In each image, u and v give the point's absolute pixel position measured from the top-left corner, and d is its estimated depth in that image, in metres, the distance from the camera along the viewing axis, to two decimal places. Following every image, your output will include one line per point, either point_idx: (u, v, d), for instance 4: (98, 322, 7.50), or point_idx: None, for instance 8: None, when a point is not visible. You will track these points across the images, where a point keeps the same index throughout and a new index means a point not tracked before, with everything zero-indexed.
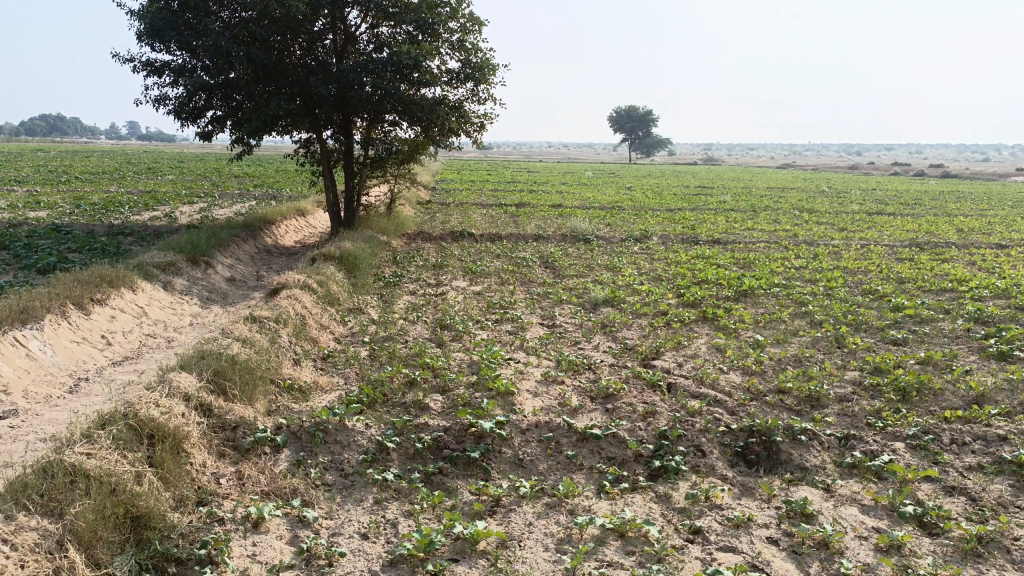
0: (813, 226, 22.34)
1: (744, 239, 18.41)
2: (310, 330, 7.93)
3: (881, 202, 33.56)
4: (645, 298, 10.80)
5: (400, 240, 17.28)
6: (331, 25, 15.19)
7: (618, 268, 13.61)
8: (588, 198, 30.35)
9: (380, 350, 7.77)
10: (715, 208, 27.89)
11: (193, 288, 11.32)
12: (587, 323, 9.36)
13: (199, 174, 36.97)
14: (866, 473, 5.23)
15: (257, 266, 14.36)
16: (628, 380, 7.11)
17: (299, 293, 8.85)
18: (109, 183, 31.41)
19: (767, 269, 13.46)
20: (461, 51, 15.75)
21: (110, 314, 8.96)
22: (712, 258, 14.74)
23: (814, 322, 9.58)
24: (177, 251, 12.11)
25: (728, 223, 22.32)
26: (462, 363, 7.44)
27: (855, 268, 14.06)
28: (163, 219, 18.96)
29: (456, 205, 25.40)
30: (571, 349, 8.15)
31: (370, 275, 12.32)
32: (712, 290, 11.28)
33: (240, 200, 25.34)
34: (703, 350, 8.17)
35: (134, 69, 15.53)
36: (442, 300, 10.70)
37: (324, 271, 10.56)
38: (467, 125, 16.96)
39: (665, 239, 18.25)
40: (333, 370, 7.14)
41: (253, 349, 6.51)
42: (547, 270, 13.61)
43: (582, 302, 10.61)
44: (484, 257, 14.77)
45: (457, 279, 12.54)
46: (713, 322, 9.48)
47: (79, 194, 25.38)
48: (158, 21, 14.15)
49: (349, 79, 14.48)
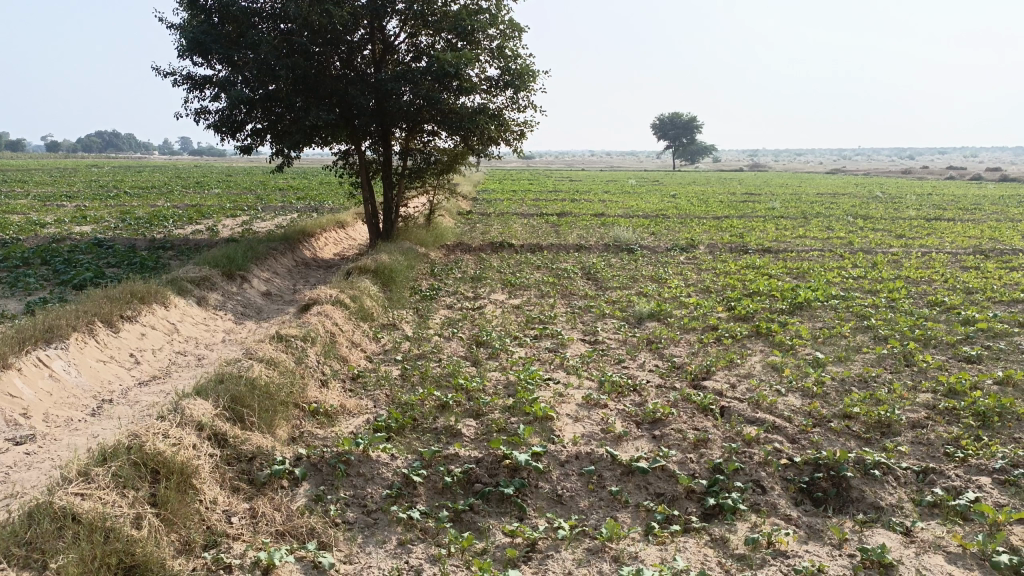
0: (868, 233, 21.41)
1: (795, 248, 17.65)
2: (339, 348, 7.59)
3: (937, 208, 32.19)
4: (692, 312, 10.24)
5: (439, 251, 16.96)
6: (370, 35, 14.98)
7: (663, 279, 13.05)
8: (632, 207, 29.80)
9: (412, 370, 7.38)
10: (764, 216, 27.08)
11: (227, 303, 11.12)
12: (631, 339, 8.85)
13: (245, 187, 37.42)
14: (950, 514, 4.62)
15: (294, 279, 14.15)
16: (676, 404, 6.58)
17: (330, 309, 8.52)
18: (157, 198, 31.86)
19: (823, 279, 12.76)
20: (501, 58, 15.39)
21: (139, 331, 8.77)
22: (763, 268, 14.09)
23: (877, 337, 8.92)
24: (213, 265, 11.93)
25: (779, 231, 21.53)
26: (498, 384, 7.01)
27: (918, 278, 13.26)
28: (204, 233, 18.97)
29: (497, 215, 25.09)
30: (615, 368, 7.65)
31: (406, 288, 11.99)
32: (765, 302, 10.66)
33: (282, 212, 25.39)
34: (757, 369, 7.60)
35: (175, 83, 15.56)
36: (480, 315, 10.29)
37: (358, 285, 10.24)
38: (507, 134, 16.59)
39: (712, 248, 17.60)
40: (362, 392, 6.77)
41: (277, 371, 6.17)
42: (590, 282, 13.11)
43: (625, 316, 10.10)
44: (524, 269, 14.35)
45: (495, 292, 12.14)
46: (767, 338, 8.89)
47: (126, 209, 25.70)
48: (198, 35, 14.09)
49: (387, 89, 14.26)
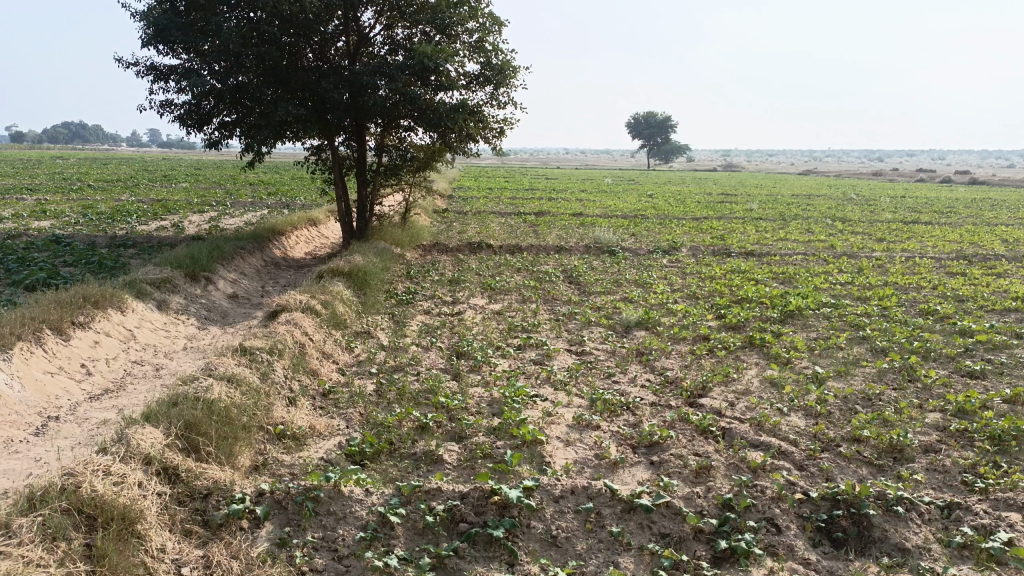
0: (849, 236, 21.25)
1: (778, 251, 17.37)
2: (309, 361, 7.03)
3: (913, 210, 32.28)
4: (681, 320, 9.82)
5: (415, 252, 16.39)
6: (344, 26, 14.37)
7: (648, 284, 12.63)
8: (610, 206, 29.48)
9: (388, 385, 6.84)
10: (744, 217, 26.91)
11: (190, 306, 10.47)
12: (620, 350, 8.38)
13: (214, 182, 36.46)
14: (982, 557, 4.23)
15: (263, 280, 13.53)
16: (673, 425, 6.13)
17: (300, 316, 7.94)
18: (122, 191, 30.83)
19: (812, 285, 12.44)
20: (480, 52, 14.85)
21: (93, 339, 8.13)
22: (749, 273, 13.75)
23: (875, 350, 8.57)
24: (175, 265, 11.25)
25: (760, 233, 21.26)
26: (481, 402, 6.49)
27: (907, 285, 13.00)
28: (168, 230, 18.17)
29: (474, 213, 24.55)
30: (605, 383, 7.18)
31: (381, 291, 11.42)
32: (755, 310, 10.27)
33: (252, 208, 24.61)
34: (755, 385, 7.17)
35: (139, 73, 14.84)
36: (459, 321, 9.77)
37: (330, 289, 9.66)
38: (486, 131, 16.06)
39: (695, 251, 17.25)
40: (333, 411, 6.21)
41: (239, 391, 5.60)
42: (572, 286, 12.65)
43: (612, 324, 9.64)
44: (503, 271, 13.86)
45: (475, 296, 11.63)
46: (761, 349, 8.49)
47: (88, 203, 24.72)
48: (162, 22, 13.37)
49: (363, 82, 13.68)
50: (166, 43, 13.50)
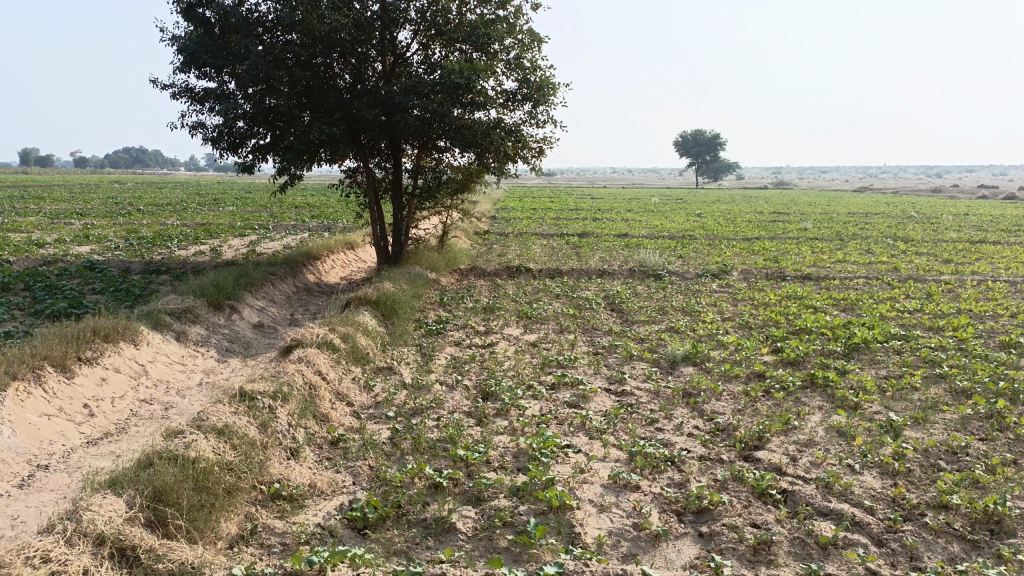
0: (912, 258, 19.98)
1: (837, 274, 16.30)
2: (319, 406, 6.40)
3: (980, 228, 30.52)
4: (732, 355, 8.95)
5: (452, 277, 15.80)
6: (380, 46, 13.92)
7: (696, 312, 11.76)
8: (657, 226, 28.56)
9: (403, 433, 6.16)
10: (799, 237, 25.80)
11: (211, 337, 9.97)
12: (664, 391, 7.56)
13: (259, 205, 36.54)
14: None
15: (293, 307, 13.05)
16: (725, 486, 5.31)
17: (314, 353, 7.33)
18: (167, 215, 31.05)
19: (877, 314, 11.44)
20: (518, 69, 14.23)
21: (100, 376, 7.67)
22: (806, 299, 12.79)
23: (955, 392, 7.59)
24: (198, 293, 10.81)
25: (816, 255, 20.18)
26: (506, 454, 5.77)
27: (982, 312, 11.91)
28: (205, 255, 17.94)
29: (516, 235, 23.95)
30: (647, 431, 6.38)
31: (411, 320, 10.79)
32: (815, 343, 9.33)
33: (292, 232, 24.42)
34: (820, 435, 6.29)
35: (174, 97, 14.58)
36: (490, 355, 9.07)
37: (353, 321, 9.05)
38: (524, 150, 15.43)
39: (746, 274, 16.33)
40: (340, 465, 5.56)
41: (230, 447, 4.98)
42: (614, 314, 11.86)
43: (656, 359, 8.82)
44: (541, 297, 13.17)
45: (509, 325, 10.94)
46: (824, 391, 7.58)
47: (132, 228, 24.79)
48: (193, 45, 12.99)
49: (396, 102, 13.16)
50: (197, 65, 13.13)
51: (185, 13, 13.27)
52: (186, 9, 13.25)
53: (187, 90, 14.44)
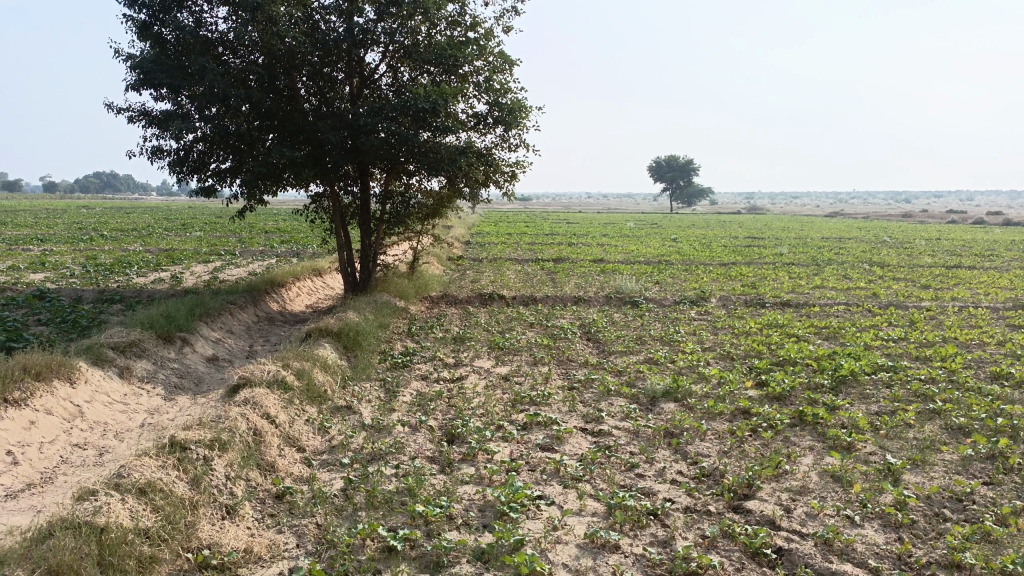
0: (890, 283, 19.78)
1: (816, 301, 15.97)
2: (264, 453, 5.77)
3: (954, 253, 30.57)
4: (715, 389, 8.45)
5: (422, 305, 15.22)
6: (347, 68, 13.40)
7: (676, 342, 11.27)
8: (634, 251, 28.23)
9: (357, 484, 5.55)
10: (775, 262, 25.60)
11: (158, 373, 9.27)
12: (644, 430, 7.02)
13: (229, 230, 35.69)
14: None
15: (252, 338, 12.37)
16: (714, 544, 4.77)
17: (262, 393, 6.70)
18: (132, 240, 30.15)
19: (861, 343, 11.05)
20: (489, 92, 13.83)
21: (28, 419, 6.95)
22: (788, 327, 12.38)
23: (952, 430, 7.13)
24: (147, 325, 10.12)
25: (795, 280, 19.90)
26: (471, 509, 5.18)
27: (967, 340, 11.57)
28: (165, 282, 17.20)
29: (490, 261, 23.45)
30: (627, 478, 5.83)
31: (375, 352, 10.17)
32: (800, 376, 8.87)
33: (259, 257, 23.72)
34: (814, 481, 5.78)
35: (131, 119, 13.84)
36: (458, 391, 8.48)
37: (310, 355, 8.42)
38: (496, 175, 14.97)
39: (725, 301, 15.95)
40: (284, 523, 4.94)
41: (152, 512, 4.37)
42: (590, 344, 11.34)
43: (634, 394, 8.28)
44: (514, 326, 12.62)
45: (480, 357, 10.37)
46: (815, 430, 7.08)
47: (92, 254, 23.90)
48: (148, 64, 12.26)
49: (362, 123, 12.57)
50: (153, 86, 12.39)
51: (141, 32, 12.56)
52: (143, 27, 12.55)
53: (145, 112, 13.74)
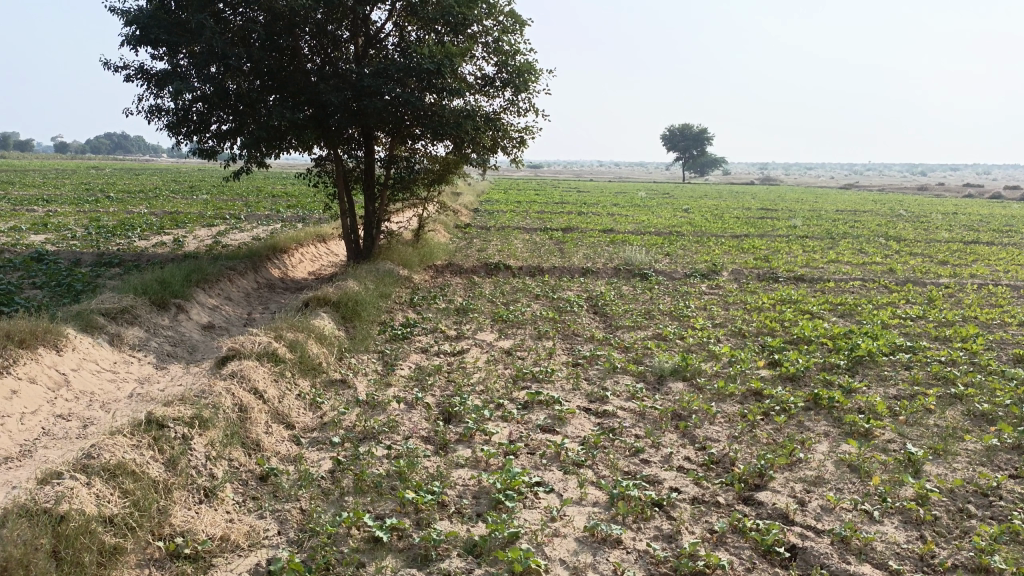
0: (907, 259, 19.27)
1: (831, 276, 15.53)
2: (249, 432, 5.49)
3: (972, 229, 29.90)
4: (725, 369, 8.10)
5: (426, 274, 14.88)
6: (352, 27, 12.87)
7: (685, 317, 10.90)
8: (644, 221, 27.74)
9: (346, 466, 5.25)
10: (789, 234, 25.07)
11: (150, 340, 8.99)
12: (651, 412, 6.69)
13: (235, 194, 35.34)
14: None
15: (251, 306, 12.06)
16: (723, 540, 4.46)
17: (251, 367, 6.39)
18: (138, 203, 29.84)
19: (878, 321, 10.65)
20: (498, 53, 13.30)
21: (9, 388, 6.67)
22: (801, 303, 11.99)
23: (975, 417, 6.76)
24: (141, 291, 9.82)
25: (809, 254, 19.43)
26: (466, 496, 4.88)
27: (988, 320, 11.16)
28: (166, 246, 16.90)
29: (498, 229, 23.06)
30: (633, 464, 5.51)
31: (374, 323, 9.86)
32: (815, 356, 8.50)
33: (264, 222, 23.39)
34: (829, 472, 5.45)
35: (129, 78, 13.35)
36: (458, 365, 8.17)
37: (304, 325, 8.10)
38: (504, 140, 14.51)
39: (737, 274, 15.55)
40: (266, 507, 4.65)
41: (121, 501, 4.10)
42: (596, 318, 10.98)
43: (641, 372, 7.94)
44: (519, 298, 12.28)
45: (482, 330, 10.05)
46: (830, 415, 6.73)
47: (96, 216, 23.62)
48: (144, 19, 11.72)
49: (365, 84, 12.05)
50: (150, 43, 11.87)
51: None
52: None
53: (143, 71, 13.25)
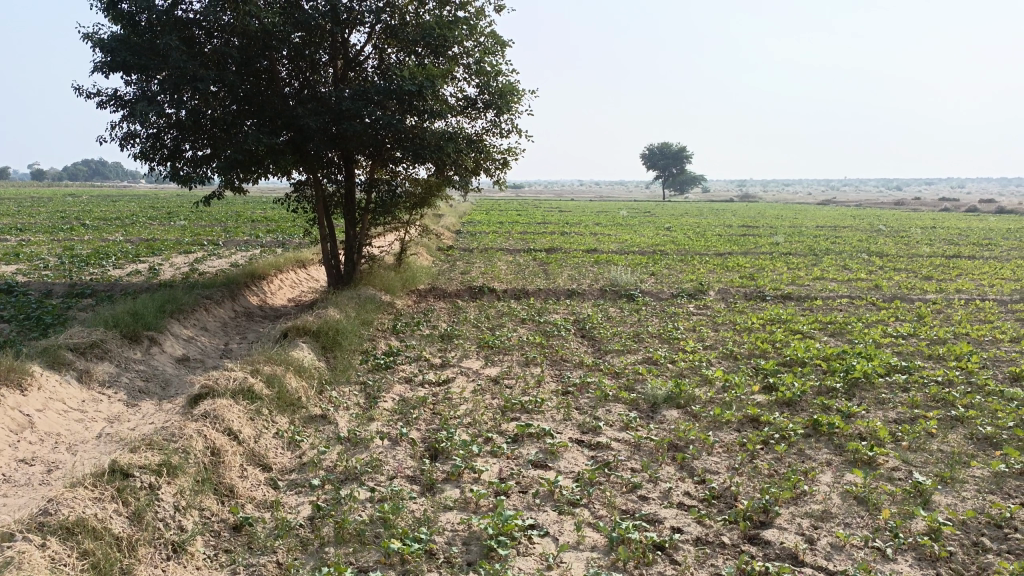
0: (891, 274, 19.24)
1: (817, 294, 15.41)
2: (223, 477, 5.17)
3: (951, 243, 30.08)
4: (720, 394, 7.86)
5: (408, 299, 14.57)
6: (331, 50, 12.64)
7: (675, 339, 10.67)
8: (628, 241, 27.59)
9: (326, 512, 4.93)
10: (772, 251, 25.03)
11: (121, 376, 8.61)
12: (646, 443, 6.42)
13: (214, 219, 34.84)
14: None
15: (229, 336, 11.68)
16: None
17: (225, 405, 6.07)
18: (113, 230, 29.28)
19: (870, 341, 10.47)
20: (479, 74, 13.11)
21: None
22: (792, 323, 11.81)
23: (979, 441, 6.55)
24: (112, 324, 9.45)
25: (794, 272, 19.33)
26: (456, 543, 4.58)
27: (980, 337, 11.02)
28: (141, 274, 16.48)
29: (481, 251, 22.82)
30: (630, 502, 5.24)
31: (356, 352, 9.54)
32: (810, 378, 8.29)
33: (243, 248, 22.97)
34: (836, 505, 5.20)
35: (101, 104, 12.99)
36: (444, 396, 7.87)
37: (283, 357, 7.78)
38: (486, 162, 14.30)
39: (724, 294, 15.37)
40: (240, 561, 4.33)
41: (78, 565, 3.79)
42: (585, 342, 10.72)
43: (634, 400, 7.68)
44: (505, 323, 12.01)
45: (468, 357, 9.76)
46: (831, 442, 6.49)
47: (70, 245, 23.10)
48: (114, 44, 11.35)
49: (344, 107, 11.77)
50: (120, 68, 11.51)
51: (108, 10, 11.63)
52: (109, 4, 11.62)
53: (115, 96, 12.89)
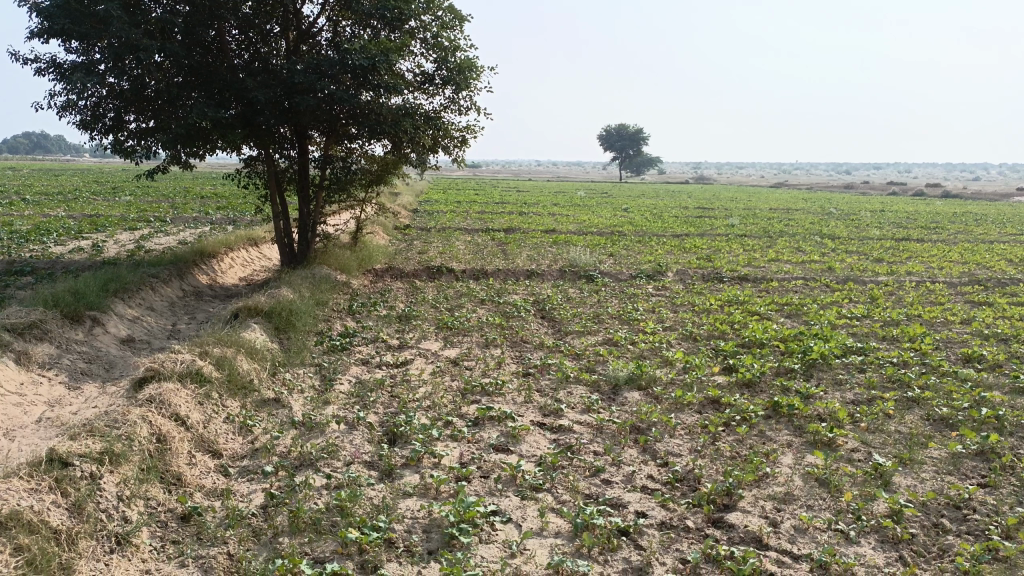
0: (843, 257, 19.54)
1: (773, 275, 15.56)
2: (169, 464, 4.92)
3: (900, 226, 30.79)
4: (681, 376, 7.83)
5: (365, 278, 14.29)
6: (283, 21, 12.19)
7: (635, 320, 10.62)
8: (586, 222, 27.56)
9: (280, 499, 4.73)
10: (728, 233, 25.26)
11: (61, 357, 8.21)
12: (609, 426, 6.34)
13: (162, 195, 33.79)
14: None
15: (177, 317, 11.27)
16: (697, 571, 4.13)
17: (172, 390, 5.79)
18: (54, 205, 28.15)
19: (826, 322, 10.57)
20: (437, 49, 12.81)
21: None
22: (749, 305, 11.87)
23: (935, 422, 6.64)
24: (51, 303, 9.00)
25: (750, 253, 19.52)
26: (416, 531, 4.43)
27: (931, 319, 11.21)
28: (84, 252, 15.83)
29: (438, 230, 22.54)
30: (594, 486, 5.15)
31: (311, 333, 9.28)
32: (769, 360, 8.31)
33: (192, 225, 22.25)
34: (798, 487, 5.19)
35: (39, 71, 12.32)
36: (402, 378, 7.68)
37: (234, 338, 7.49)
38: (444, 140, 14.02)
39: (682, 275, 15.42)
40: (188, 553, 4.11)
41: (11, 561, 3.53)
42: (544, 323, 10.61)
43: (595, 382, 7.60)
44: (464, 303, 11.83)
45: (426, 338, 9.57)
46: (791, 424, 6.50)
47: (8, 220, 22.12)
48: (50, 8, 10.69)
49: (297, 81, 11.33)
50: (57, 34, 10.87)
51: None
52: None
53: (53, 63, 12.22)
